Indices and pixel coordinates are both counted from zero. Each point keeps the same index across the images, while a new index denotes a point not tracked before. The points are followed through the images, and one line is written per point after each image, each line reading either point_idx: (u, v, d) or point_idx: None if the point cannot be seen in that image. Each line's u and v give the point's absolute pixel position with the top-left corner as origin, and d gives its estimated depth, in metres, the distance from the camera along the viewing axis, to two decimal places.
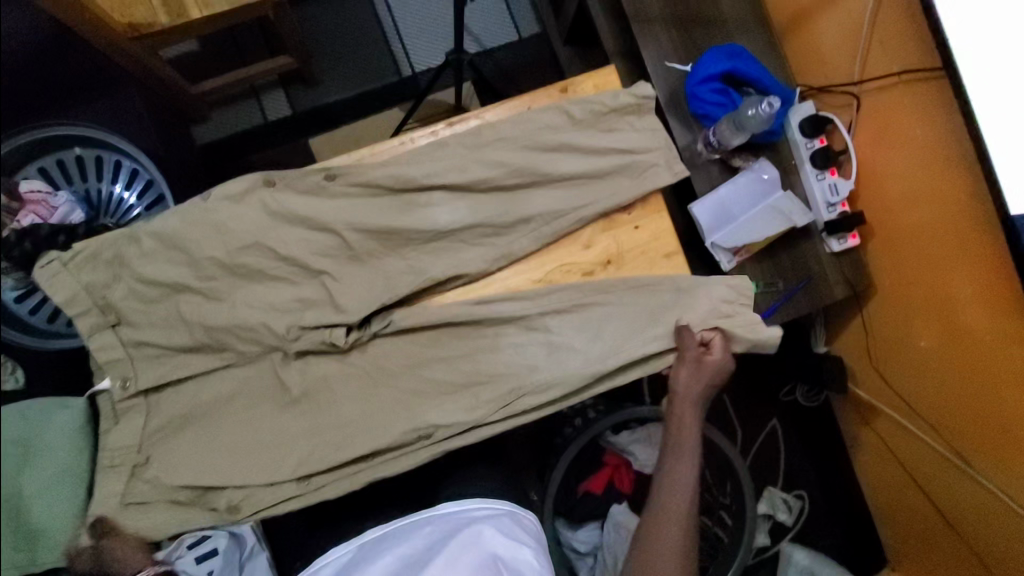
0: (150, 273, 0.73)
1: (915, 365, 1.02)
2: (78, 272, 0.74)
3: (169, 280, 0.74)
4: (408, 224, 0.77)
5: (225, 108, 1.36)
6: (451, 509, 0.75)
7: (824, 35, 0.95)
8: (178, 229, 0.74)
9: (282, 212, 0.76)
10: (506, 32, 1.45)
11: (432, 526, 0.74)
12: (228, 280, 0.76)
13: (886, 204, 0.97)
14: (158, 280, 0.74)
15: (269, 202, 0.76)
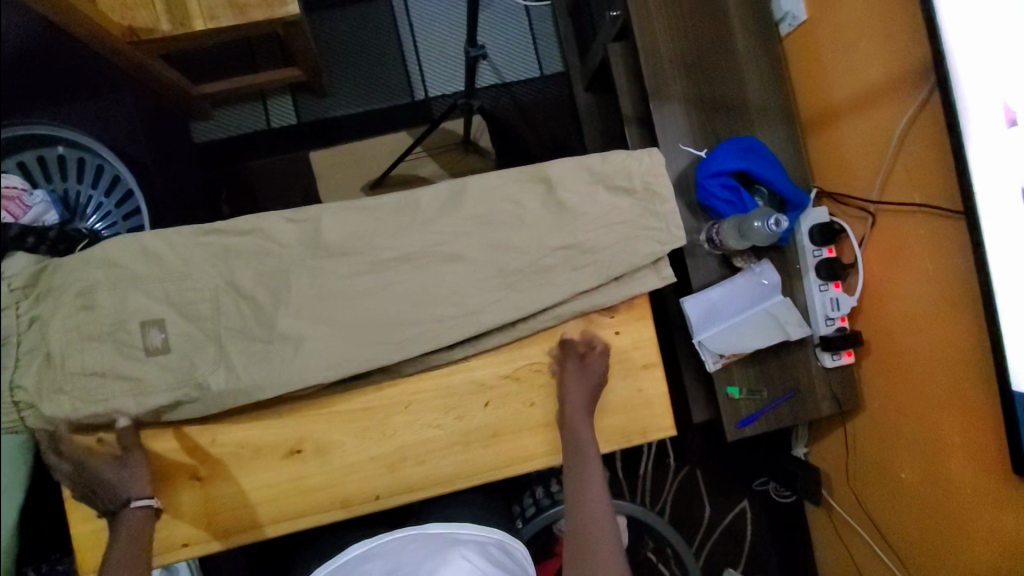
0: (105, 299, 0.70)
1: (893, 493, 0.98)
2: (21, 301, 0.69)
3: (124, 307, 0.70)
4: (381, 293, 0.74)
5: (228, 108, 1.32)
6: (438, 530, 0.74)
7: (849, 143, 0.91)
8: (138, 263, 0.71)
9: (258, 250, 0.73)
10: (528, 67, 1.40)
11: (417, 545, 0.72)
12: (188, 313, 0.72)
13: (886, 329, 0.92)
14: (113, 307, 0.70)
15: (244, 242, 0.73)
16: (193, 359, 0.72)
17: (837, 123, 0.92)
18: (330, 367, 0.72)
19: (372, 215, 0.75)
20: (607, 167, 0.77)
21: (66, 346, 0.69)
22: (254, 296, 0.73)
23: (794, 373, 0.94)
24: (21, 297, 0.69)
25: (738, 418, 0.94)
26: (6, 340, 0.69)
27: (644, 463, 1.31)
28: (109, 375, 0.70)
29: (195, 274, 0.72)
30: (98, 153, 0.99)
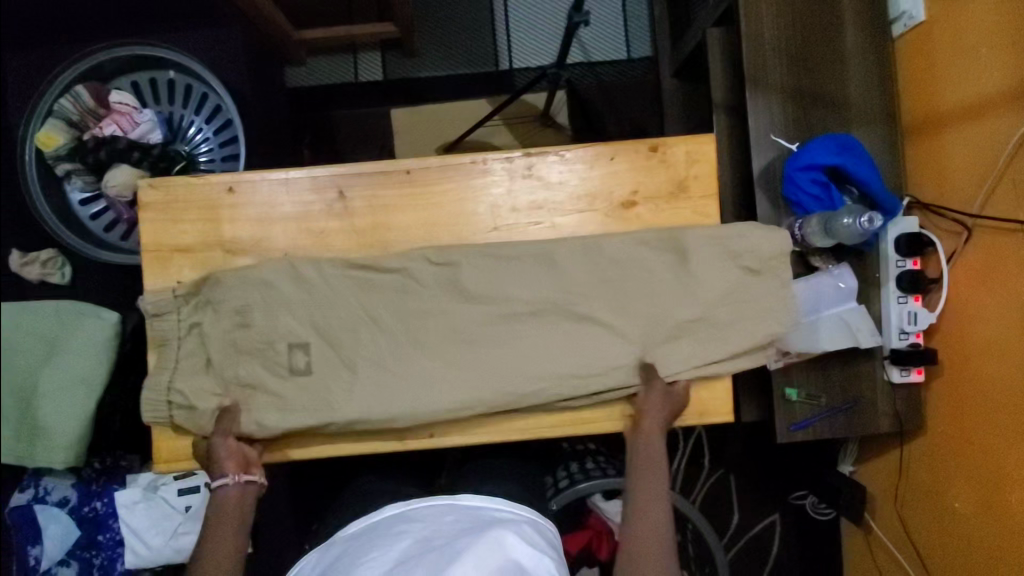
0: (261, 319, 0.68)
1: (942, 524, 0.94)
2: (187, 310, 0.69)
3: (279, 330, 0.68)
4: (510, 345, 0.71)
5: (321, 57, 1.36)
6: (472, 503, 0.71)
7: (954, 154, 0.86)
8: (289, 285, 0.68)
9: (401, 289, 0.70)
10: (616, 49, 1.39)
11: (454, 516, 0.68)
12: (343, 340, 0.69)
13: (964, 350, 0.88)
14: (268, 329, 0.68)
15: (390, 279, 0.70)
16: (331, 386, 0.69)
17: (943, 133, 0.88)
18: (410, 354, 0.70)
19: (511, 265, 0.71)
20: (741, 243, 0.72)
21: (222, 357, 0.68)
22: (393, 331, 0.70)
23: (857, 383, 0.92)
24: (185, 303, 0.69)
25: (791, 420, 0.91)
26: (169, 342, 0.69)
27: (677, 460, 1.29)
28: (255, 389, 0.68)
29: (340, 302, 0.69)
30: (200, 79, 1.02)
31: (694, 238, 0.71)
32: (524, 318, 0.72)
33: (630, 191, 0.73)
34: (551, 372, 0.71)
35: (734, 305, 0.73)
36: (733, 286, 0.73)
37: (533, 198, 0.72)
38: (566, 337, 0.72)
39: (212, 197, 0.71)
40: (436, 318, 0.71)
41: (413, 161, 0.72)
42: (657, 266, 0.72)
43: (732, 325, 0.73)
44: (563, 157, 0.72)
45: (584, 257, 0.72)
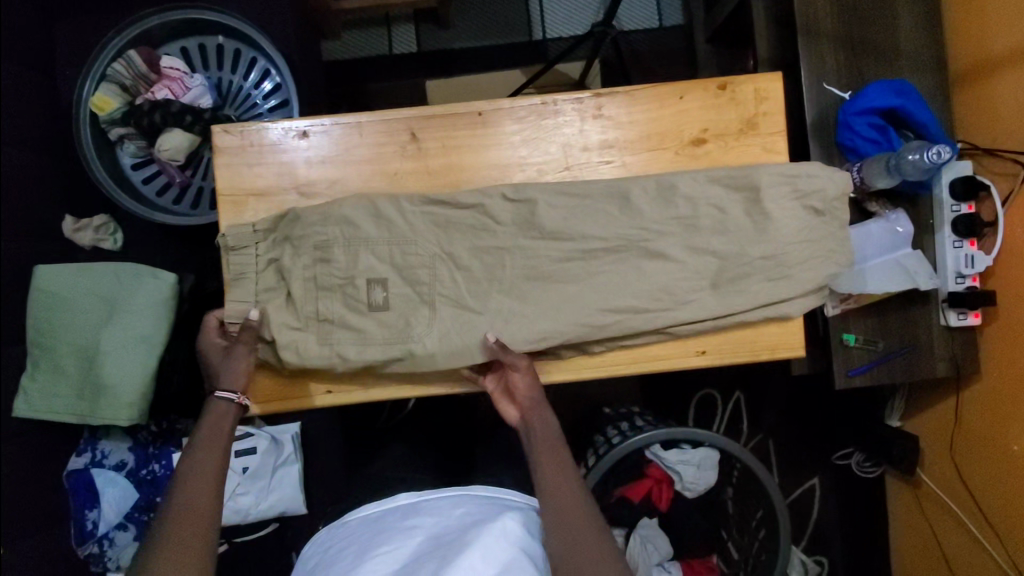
0: (340, 255, 0.68)
1: (1002, 468, 0.94)
2: (262, 248, 0.69)
3: (358, 268, 0.69)
4: (585, 284, 0.72)
5: (354, 29, 1.37)
6: (487, 495, 0.70)
7: (1009, 93, 0.87)
8: (370, 223, 0.69)
9: (478, 227, 0.71)
10: (648, 17, 1.39)
11: (465, 508, 0.66)
12: (422, 277, 0.70)
13: (1022, 293, 0.88)
14: (348, 267, 0.69)
15: (467, 216, 0.71)
16: (412, 322, 0.69)
17: (995, 74, 0.89)
18: (487, 292, 0.71)
19: (585, 204, 0.71)
20: (808, 181, 0.72)
21: (302, 293, 0.69)
22: (471, 269, 0.71)
23: (914, 328, 0.92)
24: (263, 239, 0.69)
25: (850, 366, 0.92)
26: (246, 277, 0.69)
27: (717, 424, 1.30)
28: (335, 325, 0.69)
29: (420, 241, 0.70)
30: (251, 43, 1.02)
31: (767, 174, 0.72)
32: (600, 256, 0.72)
33: (700, 128, 0.74)
34: (627, 309, 0.71)
35: (810, 241, 0.73)
36: (807, 224, 0.73)
37: (605, 137, 0.74)
38: (641, 276, 0.72)
39: (284, 141, 0.72)
40: (512, 255, 0.71)
41: (485, 104, 0.73)
42: (730, 204, 0.73)
43: (806, 262, 0.73)
44: (632, 96, 0.74)
45: (658, 194, 0.72)
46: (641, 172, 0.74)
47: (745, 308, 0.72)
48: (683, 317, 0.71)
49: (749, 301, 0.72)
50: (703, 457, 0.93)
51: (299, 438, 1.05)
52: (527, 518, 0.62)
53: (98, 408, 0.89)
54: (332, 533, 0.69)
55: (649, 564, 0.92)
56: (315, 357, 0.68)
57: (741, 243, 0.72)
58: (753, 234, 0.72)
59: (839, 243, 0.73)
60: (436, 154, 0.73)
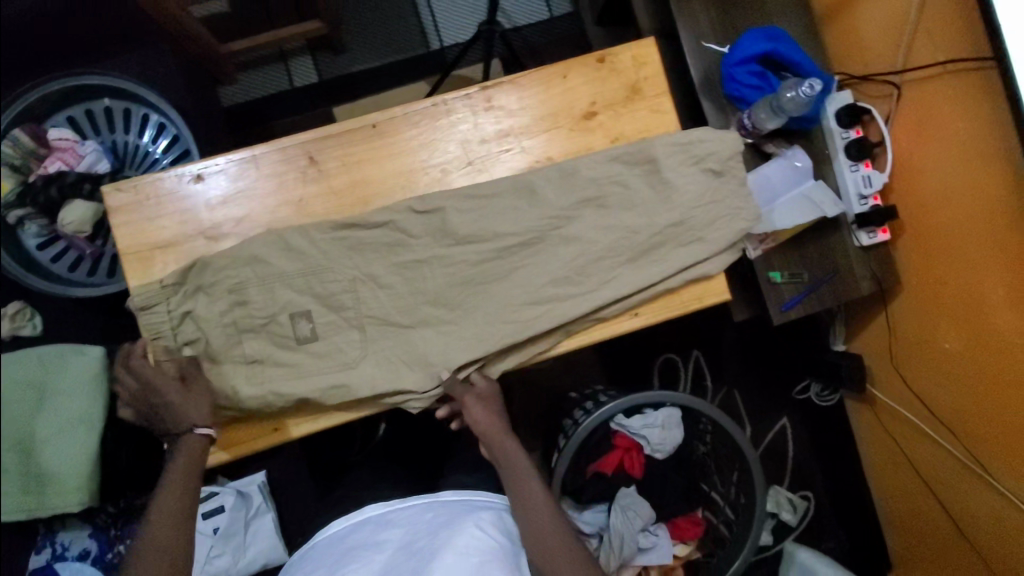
0: (256, 294, 0.68)
1: (941, 367, 0.99)
2: (175, 302, 0.68)
3: (278, 304, 0.69)
4: (508, 277, 0.73)
5: (250, 71, 1.35)
6: (454, 497, 0.74)
7: (867, 22, 0.93)
8: (282, 257, 0.69)
9: (392, 243, 0.71)
10: (537, 9, 1.42)
11: (435, 512, 0.71)
12: (345, 298, 0.71)
13: (921, 202, 0.94)
14: (265, 304, 0.68)
15: (378, 235, 0.71)
16: (342, 346, 0.70)
17: (855, 7, 0.95)
18: (414, 305, 0.72)
19: (494, 203, 0.73)
20: (700, 146, 0.75)
21: (226, 339, 0.68)
22: (391, 285, 0.71)
23: (833, 254, 0.97)
24: (173, 292, 0.68)
25: (781, 302, 0.95)
26: (164, 334, 0.68)
27: (683, 385, 1.32)
28: (264, 364, 0.69)
29: (335, 267, 0.70)
30: (141, 100, 1.03)
31: (661, 145, 0.75)
32: (516, 250, 0.73)
33: (589, 102, 0.77)
34: (553, 296, 0.73)
35: (712, 198, 0.76)
36: (706, 182, 0.76)
37: (499, 127, 0.75)
38: (561, 259, 0.74)
39: (180, 189, 0.71)
40: (432, 264, 0.72)
41: (377, 115, 0.74)
42: (629, 175, 0.75)
43: (712, 218, 0.76)
44: (518, 83, 0.76)
45: (561, 179, 0.74)
46: (541, 159, 0.76)
47: (665, 272, 0.74)
48: (608, 290, 0.73)
49: (668, 264, 0.75)
50: (667, 417, 0.94)
51: (266, 487, 1.03)
52: (491, 519, 0.69)
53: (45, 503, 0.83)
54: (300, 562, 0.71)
55: (635, 530, 0.93)
56: (246, 398, 0.67)
57: (648, 209, 0.75)
58: (657, 199, 0.75)
59: (741, 201, 0.76)
60: (337, 175, 0.73)
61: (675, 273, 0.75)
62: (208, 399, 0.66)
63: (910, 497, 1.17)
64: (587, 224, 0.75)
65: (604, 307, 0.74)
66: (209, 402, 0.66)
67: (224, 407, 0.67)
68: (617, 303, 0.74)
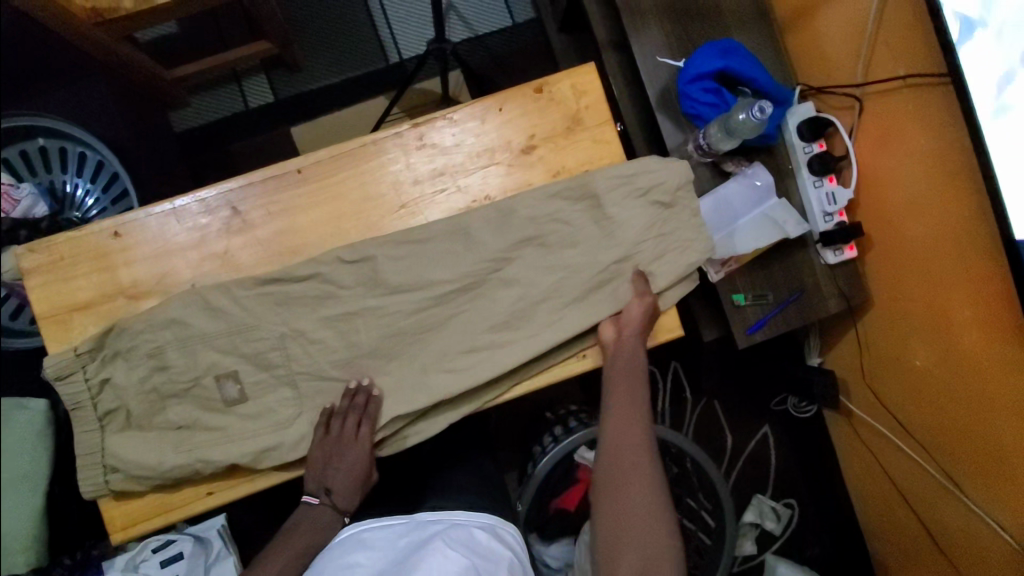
0: (179, 357, 0.66)
1: (912, 384, 0.96)
2: (92, 371, 0.66)
3: (202, 366, 0.66)
4: (445, 326, 0.70)
5: (204, 94, 1.28)
6: (429, 518, 0.64)
7: (828, 32, 0.89)
8: (203, 318, 0.66)
9: (321, 295, 0.68)
10: (499, 17, 1.36)
11: (410, 538, 0.61)
12: (275, 356, 0.68)
13: (887, 217, 0.91)
14: (189, 367, 0.66)
15: (306, 288, 0.68)
16: (275, 406, 0.68)
17: (815, 15, 0.90)
18: (349, 359, 0.68)
19: (427, 248, 0.69)
20: (645, 178, 0.71)
21: (149, 405, 0.67)
22: (322, 340, 0.68)
23: (799, 272, 0.93)
24: (90, 360, 0.65)
25: (746, 325, 0.92)
26: (83, 405, 0.65)
27: (660, 400, 1.29)
28: (191, 430, 0.66)
29: (262, 325, 0.67)
30: (76, 138, 0.99)
31: (602, 179, 0.71)
32: (452, 298, 0.70)
33: (528, 135, 0.73)
34: (493, 343, 0.69)
35: (659, 231, 0.72)
36: (654, 215, 0.72)
37: (433, 167, 0.72)
38: (501, 304, 0.70)
39: (100, 246, 0.68)
40: (365, 316, 0.68)
41: (302, 160, 0.70)
42: (570, 212, 0.72)
43: (660, 253, 0.72)
44: (453, 119, 0.73)
45: (497, 219, 0.71)
46: (479, 198, 0.73)
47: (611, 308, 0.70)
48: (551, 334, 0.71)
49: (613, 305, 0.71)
50: None
51: (227, 530, 1.00)
52: (464, 540, 0.60)
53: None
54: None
55: None
56: (171, 468, 0.65)
57: (592, 244, 0.72)
58: (601, 236, 0.72)
59: (692, 233, 0.72)
60: (262, 224, 0.70)
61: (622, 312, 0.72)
62: (131, 470, 0.64)
63: (889, 513, 1.13)
64: (528, 264, 0.71)
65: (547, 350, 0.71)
66: (134, 474, 0.65)
67: (149, 479, 0.65)
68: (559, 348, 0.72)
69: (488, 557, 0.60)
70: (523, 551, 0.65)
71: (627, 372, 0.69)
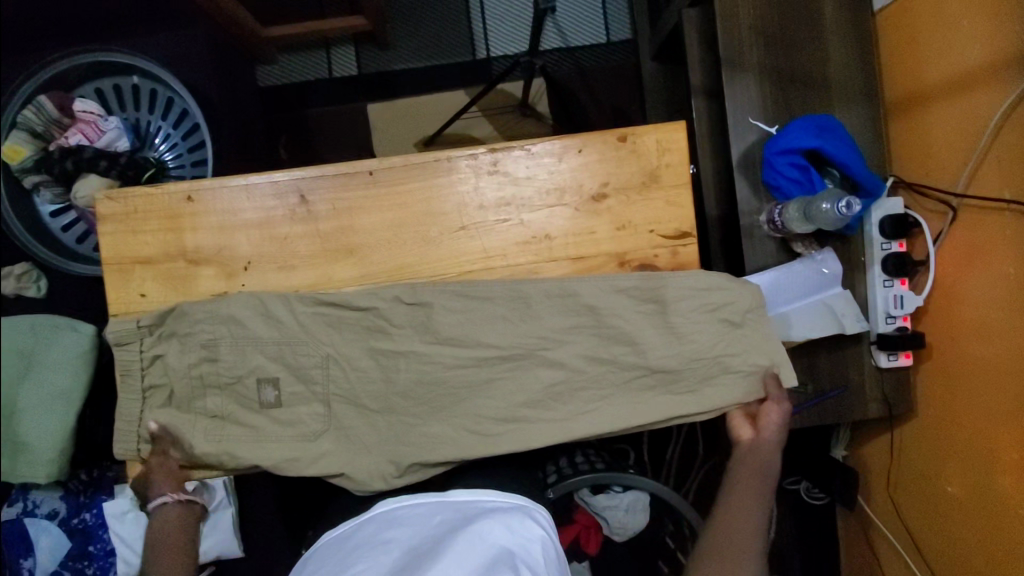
0: (227, 355, 0.70)
1: (936, 507, 0.92)
2: (147, 347, 0.71)
3: (246, 367, 0.70)
4: (482, 369, 0.71)
5: (293, 53, 1.31)
6: (461, 497, 0.66)
7: (938, 130, 0.84)
8: (259, 323, 0.70)
9: (374, 328, 0.71)
10: (595, 34, 1.33)
11: (442, 517, 0.63)
12: (309, 357, 0.71)
13: (954, 336, 0.86)
14: (234, 366, 0.70)
15: (361, 317, 0.70)
16: (304, 418, 0.71)
17: (928, 110, 0.86)
18: (384, 394, 0.71)
19: (482, 306, 0.70)
20: (717, 296, 0.71)
21: (191, 389, 0.71)
22: (365, 370, 0.71)
23: (846, 368, 0.90)
24: (148, 333, 0.71)
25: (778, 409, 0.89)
26: (134, 373, 0.71)
27: (673, 450, 1.22)
28: (226, 421, 0.71)
29: (310, 340, 0.70)
30: (168, 85, 0.99)
31: (675, 289, 0.70)
32: (496, 363, 0.70)
33: (601, 183, 0.73)
34: (522, 418, 0.71)
35: (712, 306, 0.71)
36: (708, 292, 0.71)
37: (501, 196, 0.72)
38: (538, 353, 0.70)
39: (174, 207, 0.72)
40: (408, 358, 0.70)
41: (375, 162, 0.72)
42: (624, 278, 0.71)
43: (696, 340, 0.71)
44: (530, 151, 0.72)
45: (558, 296, 0.71)
46: (539, 235, 0.73)
47: (645, 367, 0.71)
48: (579, 390, 0.71)
49: (646, 377, 0.71)
50: (632, 500, 0.90)
51: (231, 482, 1.03)
52: (498, 519, 0.61)
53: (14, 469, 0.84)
54: (303, 571, 0.62)
55: None
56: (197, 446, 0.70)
57: (641, 311, 0.71)
58: (649, 302, 0.71)
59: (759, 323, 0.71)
60: (327, 217, 0.72)
61: (655, 383, 0.71)
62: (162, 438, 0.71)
63: None
64: (570, 318, 0.71)
65: (569, 401, 0.71)
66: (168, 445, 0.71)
67: (176, 453, 0.71)
68: (591, 432, 0.71)
69: (521, 535, 0.61)
70: (552, 531, 0.63)
71: (755, 472, 0.72)
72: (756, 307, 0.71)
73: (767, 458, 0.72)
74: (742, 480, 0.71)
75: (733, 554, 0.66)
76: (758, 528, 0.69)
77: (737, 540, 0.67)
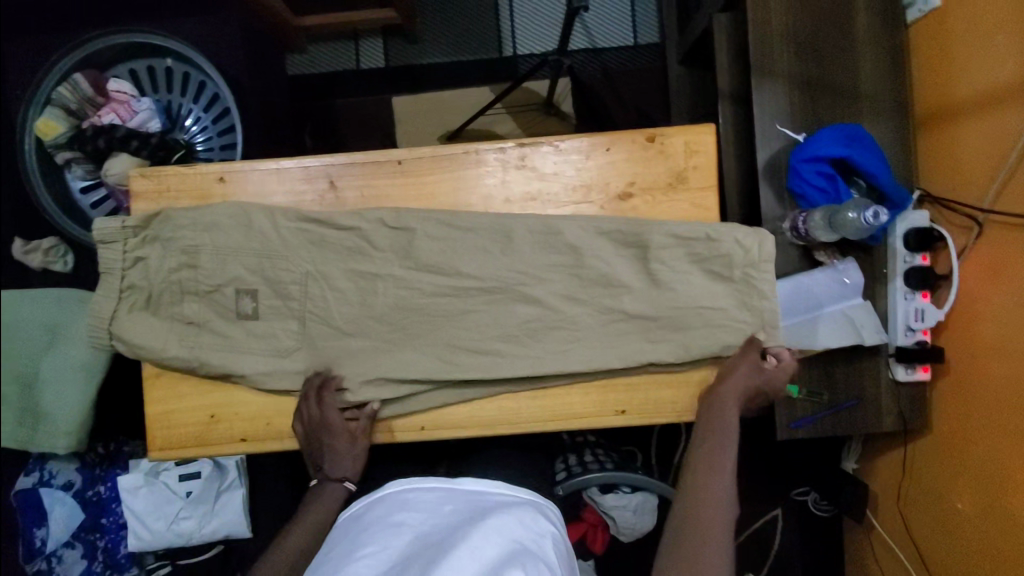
0: (206, 262, 0.71)
1: (947, 524, 0.92)
2: (130, 248, 0.72)
3: (227, 276, 0.72)
4: (500, 357, 0.72)
5: (322, 43, 1.32)
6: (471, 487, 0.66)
7: (968, 145, 0.84)
8: (240, 233, 0.71)
9: (354, 249, 0.72)
10: (623, 36, 1.33)
11: (453, 505, 0.64)
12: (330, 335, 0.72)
13: (974, 351, 0.86)
14: (214, 274, 0.72)
15: (343, 238, 0.72)
16: (278, 332, 0.73)
17: (957, 125, 0.85)
18: (360, 317, 0.73)
19: (466, 236, 0.72)
20: (704, 246, 0.71)
21: (168, 294, 0.73)
22: (343, 290, 0.73)
23: (862, 379, 0.89)
24: (133, 235, 0.71)
25: (792, 418, 0.89)
26: (113, 272, 0.71)
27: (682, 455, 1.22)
28: (200, 329, 0.73)
29: (289, 256, 0.72)
30: (200, 68, 1.00)
31: (658, 234, 0.71)
32: (474, 294, 0.73)
33: (627, 182, 0.74)
34: (496, 349, 0.73)
35: (698, 255, 0.72)
36: (693, 240, 0.71)
37: (527, 190, 0.74)
38: (516, 287, 0.73)
39: (207, 187, 0.74)
40: (387, 281, 0.73)
41: (405, 152, 0.73)
42: (607, 219, 0.72)
43: (713, 340, 0.72)
44: (557, 148, 0.73)
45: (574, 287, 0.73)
46: None
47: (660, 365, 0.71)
48: None
49: None
50: (641, 501, 0.90)
51: (243, 462, 1.05)
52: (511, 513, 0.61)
53: (33, 436, 0.86)
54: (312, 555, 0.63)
55: None
56: (177, 352, 0.72)
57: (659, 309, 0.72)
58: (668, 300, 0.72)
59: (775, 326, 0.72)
60: (355, 203, 0.73)
61: None
62: (134, 337, 0.72)
63: None
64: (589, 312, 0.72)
65: None
66: (144, 349, 0.72)
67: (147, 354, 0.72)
68: None
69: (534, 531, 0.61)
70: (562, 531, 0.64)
71: (720, 431, 0.70)
72: (733, 247, 0.71)
73: (728, 412, 0.70)
74: (709, 443, 0.69)
75: (703, 529, 0.63)
76: (728, 490, 0.66)
77: (706, 505, 0.65)
